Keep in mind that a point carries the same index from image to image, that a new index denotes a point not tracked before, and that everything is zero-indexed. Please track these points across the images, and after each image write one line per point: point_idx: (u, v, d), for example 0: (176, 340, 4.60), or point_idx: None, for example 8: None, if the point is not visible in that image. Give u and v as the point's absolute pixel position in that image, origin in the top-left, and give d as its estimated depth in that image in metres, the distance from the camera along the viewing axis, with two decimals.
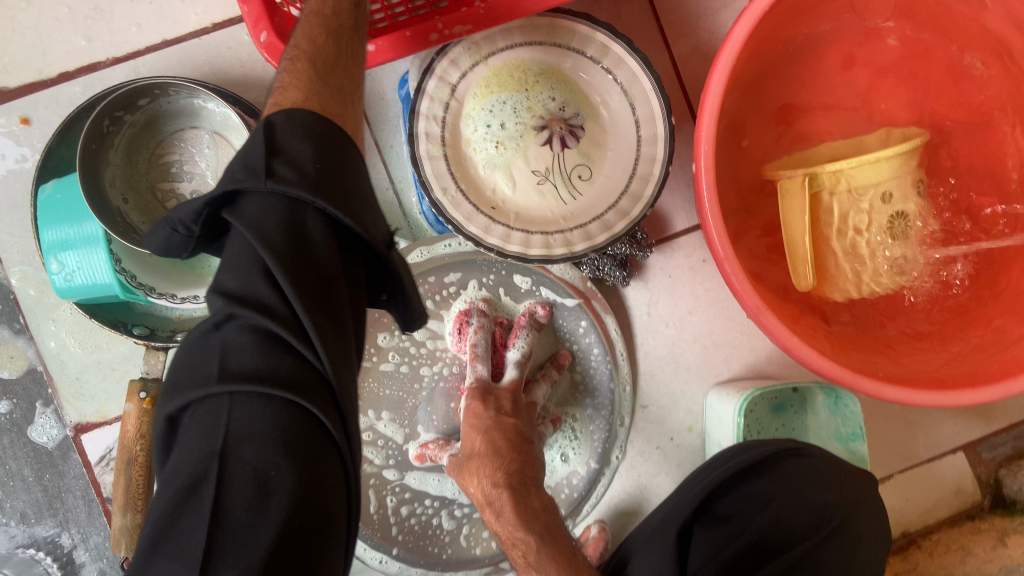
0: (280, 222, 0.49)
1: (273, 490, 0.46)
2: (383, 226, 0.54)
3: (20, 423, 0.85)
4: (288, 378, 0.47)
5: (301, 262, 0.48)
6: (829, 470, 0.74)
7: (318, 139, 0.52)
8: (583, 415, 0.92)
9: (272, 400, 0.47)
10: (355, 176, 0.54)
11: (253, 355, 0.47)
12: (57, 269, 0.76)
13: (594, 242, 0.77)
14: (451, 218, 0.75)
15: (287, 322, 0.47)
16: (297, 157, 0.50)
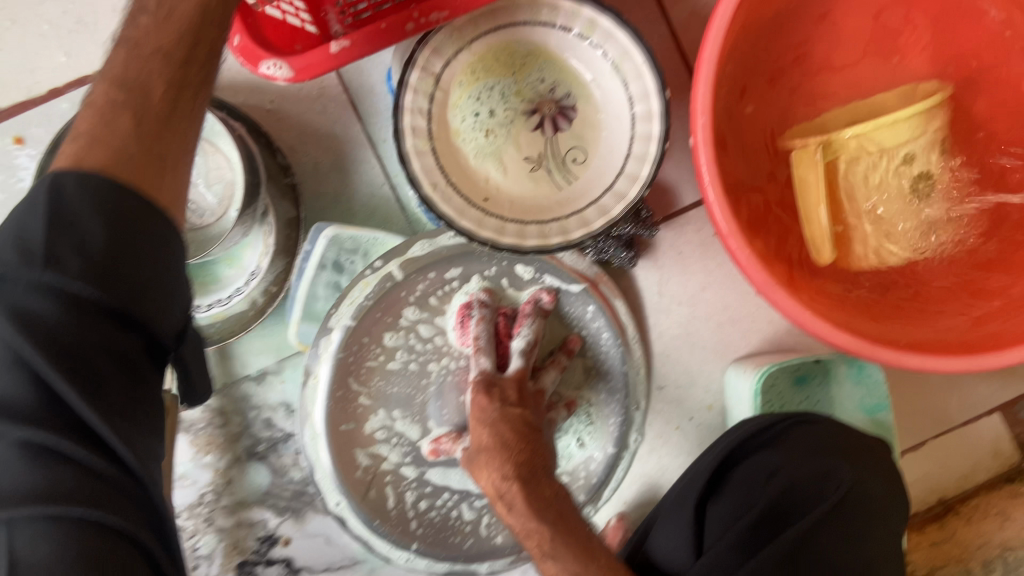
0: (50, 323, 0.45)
1: None
2: (178, 317, 0.53)
3: None
4: (69, 494, 0.45)
5: (78, 373, 0.45)
6: (842, 433, 0.70)
7: (114, 226, 0.47)
8: (597, 400, 0.90)
9: (60, 523, 0.45)
10: (152, 255, 0.49)
11: (24, 475, 0.45)
12: None
13: (589, 229, 0.73)
14: (441, 214, 0.72)
15: (50, 430, 0.45)
16: (85, 240, 0.46)
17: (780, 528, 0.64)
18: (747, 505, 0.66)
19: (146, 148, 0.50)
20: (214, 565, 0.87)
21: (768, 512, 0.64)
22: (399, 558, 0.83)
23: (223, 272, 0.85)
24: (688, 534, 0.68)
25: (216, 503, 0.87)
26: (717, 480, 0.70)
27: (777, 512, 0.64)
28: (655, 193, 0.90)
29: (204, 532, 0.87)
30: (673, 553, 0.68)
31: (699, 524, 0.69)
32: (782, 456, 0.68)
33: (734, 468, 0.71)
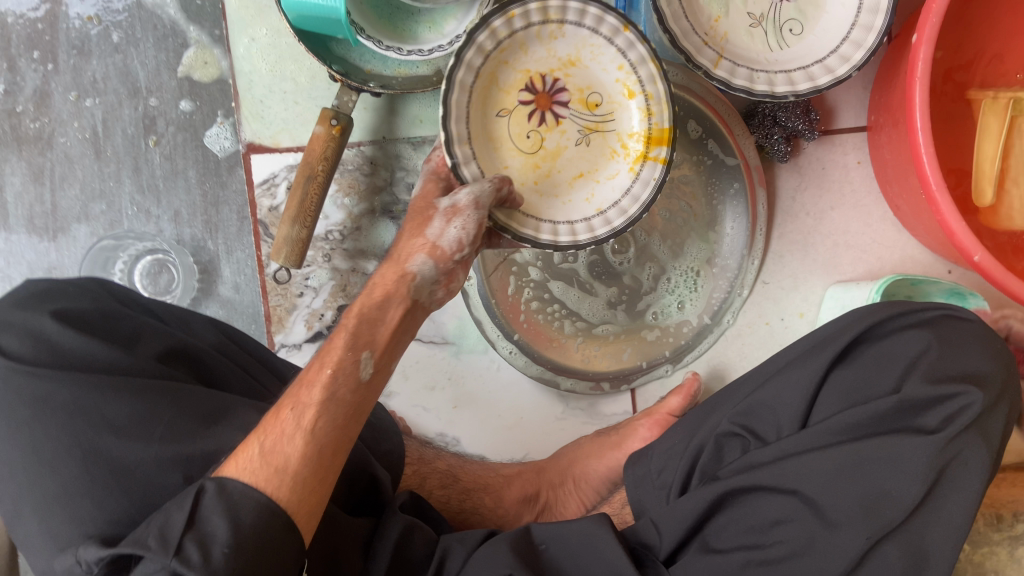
0: (93, 362, 0.56)
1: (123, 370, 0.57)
2: (77, 303, 0.60)
3: (197, 126, 0.87)
4: (117, 362, 0.57)
5: (99, 331, 0.59)
6: (982, 346, 0.68)
7: (73, 326, 0.58)
8: (709, 272, 0.94)
9: (108, 359, 0.57)
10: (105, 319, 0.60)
11: (76, 344, 0.57)
12: None
13: (795, 89, 0.79)
14: (669, 29, 0.77)
15: (101, 364, 0.56)
16: (44, 336, 0.56)
17: (897, 422, 0.63)
18: (874, 388, 0.66)
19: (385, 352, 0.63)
20: (318, 299, 0.89)
21: (890, 410, 0.63)
22: (504, 349, 0.90)
23: (422, 34, 0.87)
24: (804, 395, 0.67)
25: (339, 243, 0.89)
26: (850, 350, 0.69)
27: (903, 410, 0.63)
28: (821, 105, 0.95)
29: (319, 265, 0.89)
30: (781, 404, 0.68)
31: (819, 391, 0.67)
32: (922, 349, 0.66)
33: (870, 341, 0.69)
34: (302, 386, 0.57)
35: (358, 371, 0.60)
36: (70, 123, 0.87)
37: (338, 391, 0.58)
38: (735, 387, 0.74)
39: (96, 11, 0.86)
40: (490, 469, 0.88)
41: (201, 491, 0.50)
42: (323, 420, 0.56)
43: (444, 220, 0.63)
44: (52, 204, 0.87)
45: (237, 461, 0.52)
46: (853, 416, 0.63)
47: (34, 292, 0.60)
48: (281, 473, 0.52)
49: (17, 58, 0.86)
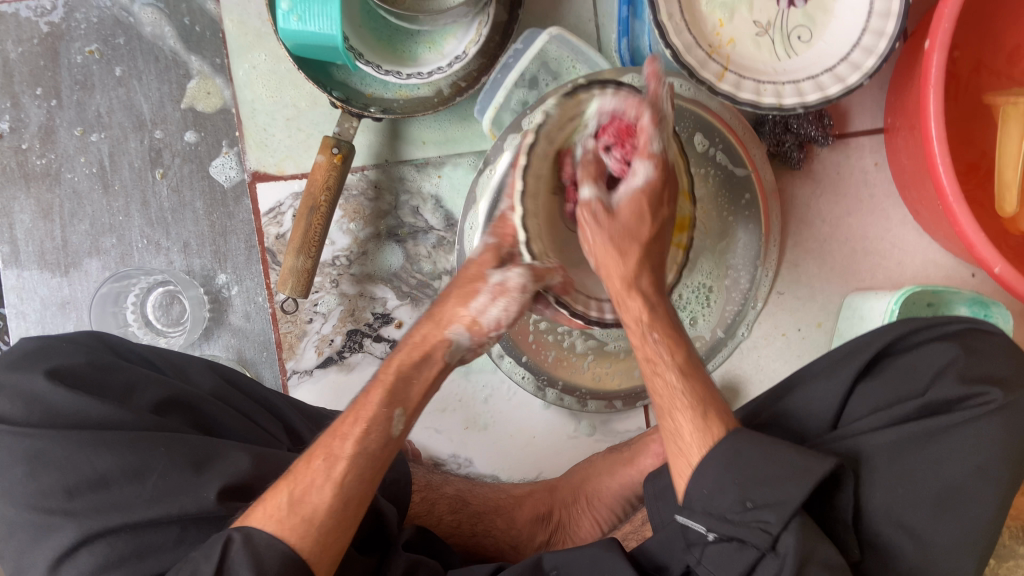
0: (85, 420, 0.58)
1: (114, 426, 0.58)
2: (72, 360, 0.62)
3: (202, 157, 0.87)
4: (109, 418, 0.59)
5: (94, 387, 0.61)
6: (1011, 356, 0.63)
7: (67, 384, 0.59)
8: (721, 286, 0.92)
9: (101, 416, 0.59)
10: (100, 372, 0.62)
11: (68, 403, 0.58)
12: (287, 8, 0.76)
13: (804, 100, 0.76)
14: (671, 43, 0.75)
15: (94, 422, 0.58)
16: (37, 396, 0.58)
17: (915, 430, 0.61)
18: (900, 396, 0.64)
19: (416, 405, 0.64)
20: (327, 325, 0.89)
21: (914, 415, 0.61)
22: (517, 375, 0.89)
23: (422, 55, 0.86)
24: (829, 407, 0.66)
25: (347, 268, 0.89)
26: (877, 361, 0.67)
27: (927, 412, 0.61)
28: (835, 108, 0.92)
29: (327, 291, 0.89)
30: (807, 417, 0.67)
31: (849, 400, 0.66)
32: (949, 357, 0.63)
33: (897, 353, 0.67)
34: (335, 439, 0.60)
35: (389, 428, 0.61)
36: (76, 158, 0.87)
37: (369, 443, 0.60)
38: (768, 395, 0.73)
39: (97, 45, 0.86)
40: (501, 491, 0.87)
41: (228, 542, 0.53)
42: (353, 473, 0.58)
43: (488, 298, 0.63)
44: (62, 239, 0.88)
45: (266, 509, 0.56)
46: (877, 421, 0.62)
47: (27, 351, 0.62)
48: (306, 523, 0.55)
49: (20, 95, 0.87)
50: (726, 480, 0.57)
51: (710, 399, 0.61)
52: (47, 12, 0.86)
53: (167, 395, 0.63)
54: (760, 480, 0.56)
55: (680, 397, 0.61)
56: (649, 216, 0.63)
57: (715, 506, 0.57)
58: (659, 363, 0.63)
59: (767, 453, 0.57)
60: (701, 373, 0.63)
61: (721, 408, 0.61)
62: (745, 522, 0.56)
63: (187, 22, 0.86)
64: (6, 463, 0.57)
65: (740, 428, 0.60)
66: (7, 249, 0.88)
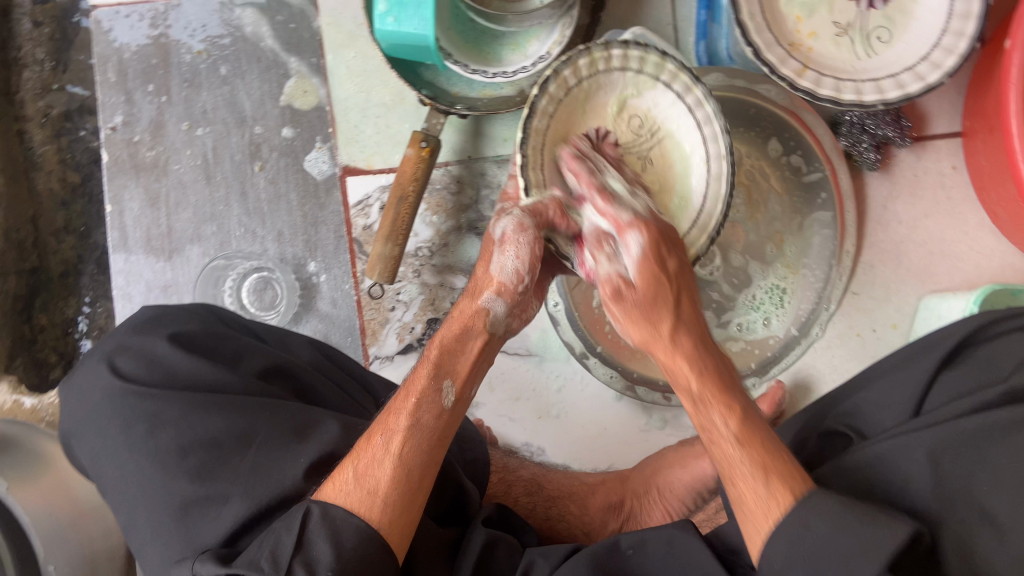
0: (196, 384, 0.62)
1: (220, 389, 0.62)
2: (190, 326, 0.66)
3: (298, 151, 0.93)
4: (216, 382, 0.62)
5: (207, 351, 0.65)
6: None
7: (183, 348, 0.64)
8: (798, 282, 0.93)
9: (210, 379, 0.62)
10: (211, 339, 0.66)
11: (183, 367, 0.63)
12: (384, 10, 0.81)
13: (884, 97, 0.77)
14: (751, 41, 0.77)
15: (205, 386, 0.62)
16: (155, 360, 0.63)
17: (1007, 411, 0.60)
18: (981, 384, 0.63)
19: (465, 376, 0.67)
20: (409, 312, 0.93)
21: (998, 401, 0.61)
22: (604, 374, 0.92)
23: (508, 56, 0.90)
24: (910, 395, 0.66)
25: (428, 259, 0.93)
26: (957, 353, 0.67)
27: (1011, 400, 0.61)
28: (912, 111, 0.93)
29: (409, 280, 0.93)
30: (886, 406, 0.67)
31: (930, 390, 0.66)
32: None
33: (976, 345, 0.67)
34: (391, 415, 0.63)
35: (440, 399, 0.64)
36: (183, 151, 0.94)
37: (422, 416, 0.63)
38: (844, 384, 0.75)
39: (205, 46, 0.93)
40: (576, 478, 0.89)
41: (308, 513, 0.55)
42: (411, 444, 0.61)
43: (502, 252, 0.66)
44: (167, 227, 0.94)
45: (334, 484, 0.59)
46: (958, 409, 0.62)
47: (147, 318, 0.67)
48: (370, 495, 0.58)
49: (133, 92, 0.94)
50: (794, 559, 0.51)
51: (778, 463, 0.56)
52: (161, 15, 0.93)
53: (272, 364, 0.67)
54: (840, 547, 0.49)
55: (742, 469, 0.56)
56: (660, 279, 0.64)
57: (785, 572, 0.51)
58: (719, 435, 0.59)
59: (833, 524, 0.50)
60: (777, 446, 0.57)
61: (790, 472, 0.55)
62: (833, 572, 0.49)
63: (287, 25, 0.92)
64: (128, 422, 0.60)
65: (812, 494, 0.52)
66: (116, 235, 0.94)
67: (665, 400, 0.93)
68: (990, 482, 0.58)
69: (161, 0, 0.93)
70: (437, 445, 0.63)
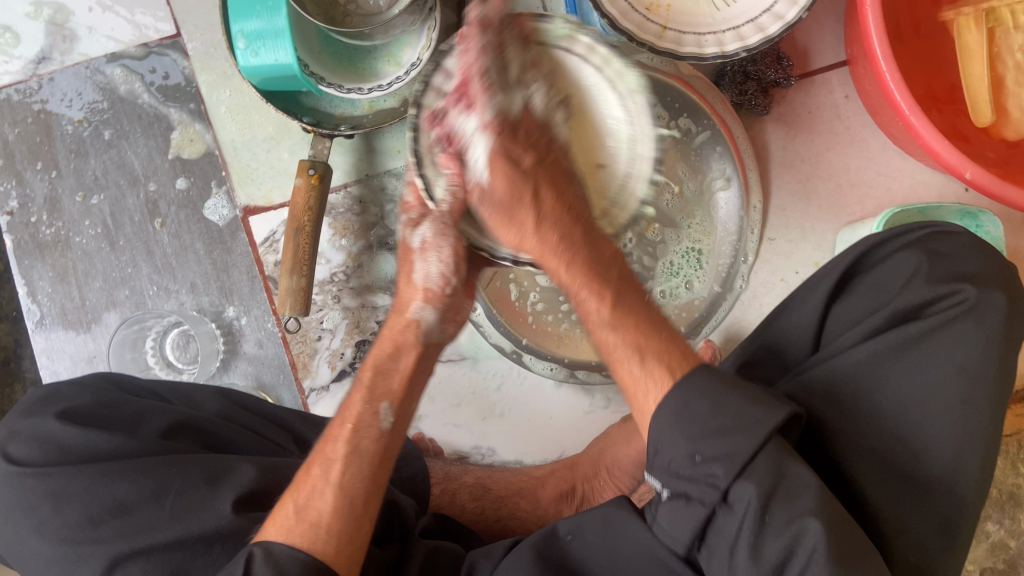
0: (95, 454, 0.62)
1: (119, 455, 0.62)
2: (80, 399, 0.66)
3: (196, 200, 0.93)
4: (114, 448, 0.62)
5: (101, 421, 0.64)
6: (978, 254, 0.63)
7: (75, 422, 0.63)
8: (711, 239, 0.93)
9: (107, 446, 0.62)
10: (104, 409, 0.65)
11: (76, 441, 0.62)
12: (243, 46, 0.80)
13: (745, 44, 0.77)
14: (606, 12, 0.77)
15: (104, 455, 0.62)
16: (48, 438, 0.62)
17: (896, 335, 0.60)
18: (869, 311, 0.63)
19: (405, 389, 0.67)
20: (336, 339, 0.93)
21: (887, 325, 0.61)
22: (545, 368, 0.91)
23: (383, 68, 0.90)
24: (806, 335, 0.66)
25: (345, 283, 0.93)
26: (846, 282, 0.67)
27: (899, 322, 0.61)
28: (794, 49, 0.93)
29: (330, 308, 0.93)
30: (787, 350, 0.67)
31: (825, 324, 0.66)
32: (912, 267, 0.63)
33: (864, 271, 0.66)
34: (329, 443, 0.63)
35: (378, 422, 0.64)
36: (82, 222, 0.93)
37: (360, 441, 0.63)
38: (748, 335, 0.73)
39: (84, 113, 0.92)
40: (523, 473, 0.89)
41: (250, 558, 0.55)
42: (350, 471, 0.61)
43: (422, 260, 0.65)
44: (81, 298, 0.94)
45: (276, 520, 0.59)
46: (852, 338, 0.62)
47: (38, 399, 0.66)
48: (314, 527, 0.58)
49: (23, 172, 0.93)
50: (677, 434, 0.52)
51: (656, 337, 0.56)
52: (35, 91, 0.93)
53: (170, 421, 0.67)
54: (711, 431, 0.51)
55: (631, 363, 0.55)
56: (517, 180, 0.58)
57: (671, 463, 0.52)
58: (594, 320, 0.58)
59: (713, 401, 0.52)
60: (646, 310, 0.58)
61: (680, 354, 0.56)
62: (697, 477, 0.51)
63: (161, 78, 0.91)
64: (32, 504, 0.60)
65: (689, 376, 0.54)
66: (33, 316, 0.94)
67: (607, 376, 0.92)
68: (890, 407, 0.58)
69: (32, 77, 0.92)
70: (381, 464, 0.63)
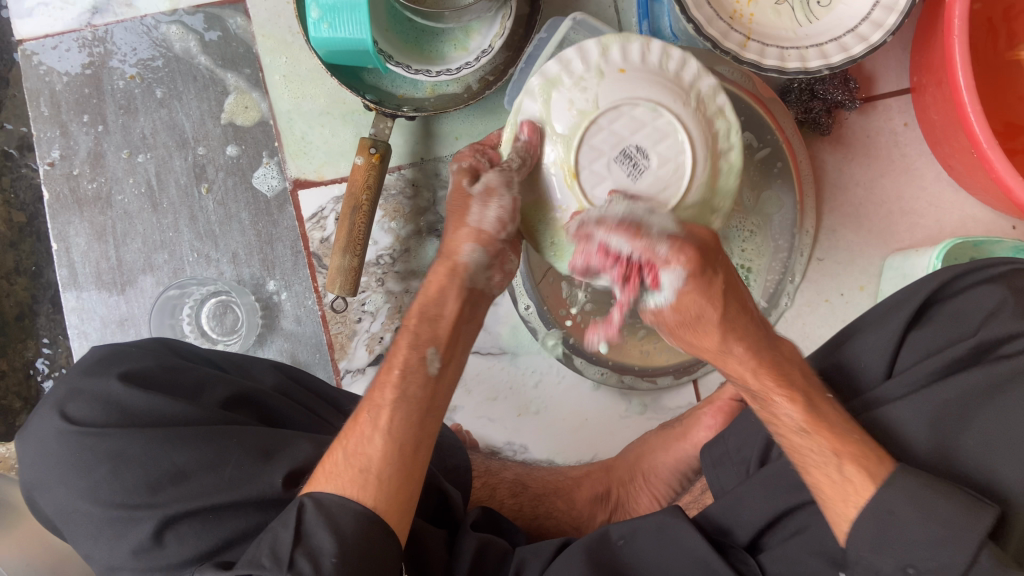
0: (156, 421, 0.60)
1: (179, 423, 0.60)
2: (145, 362, 0.64)
3: (245, 169, 0.90)
4: (175, 415, 0.60)
5: (163, 386, 0.63)
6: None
7: (138, 385, 0.61)
8: (761, 258, 0.93)
9: (169, 413, 0.60)
10: (167, 375, 0.64)
11: (139, 406, 0.60)
12: (317, 17, 0.78)
13: (828, 61, 0.77)
14: (692, 17, 0.76)
15: (165, 421, 0.60)
16: (109, 401, 0.61)
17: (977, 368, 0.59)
18: (949, 343, 0.63)
19: (449, 336, 0.65)
20: (376, 323, 0.91)
21: (968, 357, 0.60)
22: (595, 372, 0.91)
23: (450, 53, 0.89)
24: (881, 358, 0.66)
25: (390, 267, 0.91)
26: (926, 311, 0.66)
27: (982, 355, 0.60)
28: (859, 73, 0.93)
29: (373, 290, 0.91)
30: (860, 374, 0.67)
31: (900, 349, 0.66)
32: (997, 301, 0.62)
33: (943, 300, 0.66)
34: (376, 388, 0.61)
35: (425, 367, 0.62)
36: (125, 180, 0.91)
37: (407, 388, 0.61)
38: (816, 354, 0.74)
39: (138, 69, 0.90)
40: (558, 473, 0.88)
41: (300, 507, 0.54)
42: (399, 418, 0.60)
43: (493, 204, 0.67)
44: (117, 259, 0.91)
45: (325, 468, 0.58)
46: (932, 365, 0.61)
47: (99, 358, 0.64)
48: (362, 473, 0.57)
49: (68, 123, 0.91)
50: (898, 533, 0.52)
51: (849, 441, 0.55)
52: (89, 43, 0.90)
53: (232, 391, 0.65)
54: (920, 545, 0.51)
55: (835, 430, 0.55)
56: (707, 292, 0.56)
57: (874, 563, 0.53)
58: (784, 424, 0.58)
59: (915, 503, 0.51)
60: (840, 421, 0.56)
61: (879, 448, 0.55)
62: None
63: (220, 41, 0.89)
64: (88, 466, 0.58)
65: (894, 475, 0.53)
66: (65, 272, 0.92)
67: (652, 382, 0.92)
68: (969, 443, 0.56)
69: (87, 27, 0.89)
70: (433, 410, 0.62)
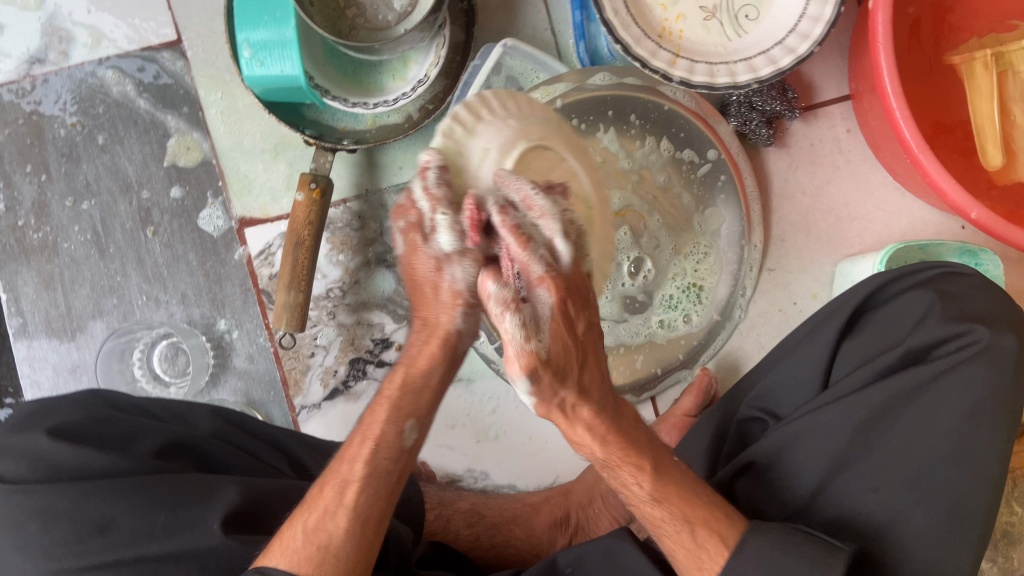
0: (84, 474, 0.60)
1: (108, 475, 0.60)
2: (74, 415, 0.64)
3: (190, 210, 0.90)
4: (104, 466, 0.60)
5: (92, 438, 0.62)
6: (987, 294, 0.64)
7: (66, 438, 0.61)
8: (713, 273, 0.93)
9: (98, 465, 0.60)
10: (97, 426, 0.63)
11: (67, 462, 0.60)
12: (249, 56, 0.79)
13: (757, 75, 0.78)
14: (619, 38, 0.76)
15: (93, 474, 0.60)
16: (39, 456, 0.60)
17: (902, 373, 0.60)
18: (877, 351, 0.64)
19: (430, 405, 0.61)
20: (329, 356, 0.91)
21: (897, 365, 0.61)
22: None
23: (388, 84, 0.89)
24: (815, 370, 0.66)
25: (341, 300, 0.91)
26: (857, 319, 0.67)
27: (910, 362, 0.61)
28: (799, 82, 0.93)
29: (325, 324, 0.91)
30: (794, 383, 0.67)
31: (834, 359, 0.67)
32: (924, 307, 0.63)
33: (873, 309, 0.67)
34: (345, 463, 0.60)
35: (400, 440, 0.59)
36: (71, 228, 0.91)
37: (380, 463, 0.59)
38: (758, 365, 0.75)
39: (77, 117, 0.90)
40: (517, 500, 0.87)
41: None
42: (367, 494, 0.58)
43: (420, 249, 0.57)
44: (66, 306, 0.91)
45: (282, 543, 0.56)
46: (863, 377, 0.62)
47: (30, 412, 0.64)
48: (321, 551, 0.56)
49: (11, 174, 0.91)
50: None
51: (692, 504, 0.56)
52: (28, 93, 0.90)
53: (163, 439, 0.65)
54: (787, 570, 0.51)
55: (676, 489, 0.56)
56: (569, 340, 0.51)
57: (732, 562, 0.53)
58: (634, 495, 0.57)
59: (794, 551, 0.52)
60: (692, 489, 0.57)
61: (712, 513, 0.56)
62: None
63: (158, 84, 0.89)
64: (19, 523, 0.57)
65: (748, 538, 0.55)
66: (16, 323, 0.92)
67: None
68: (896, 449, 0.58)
69: (25, 78, 0.89)
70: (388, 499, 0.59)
